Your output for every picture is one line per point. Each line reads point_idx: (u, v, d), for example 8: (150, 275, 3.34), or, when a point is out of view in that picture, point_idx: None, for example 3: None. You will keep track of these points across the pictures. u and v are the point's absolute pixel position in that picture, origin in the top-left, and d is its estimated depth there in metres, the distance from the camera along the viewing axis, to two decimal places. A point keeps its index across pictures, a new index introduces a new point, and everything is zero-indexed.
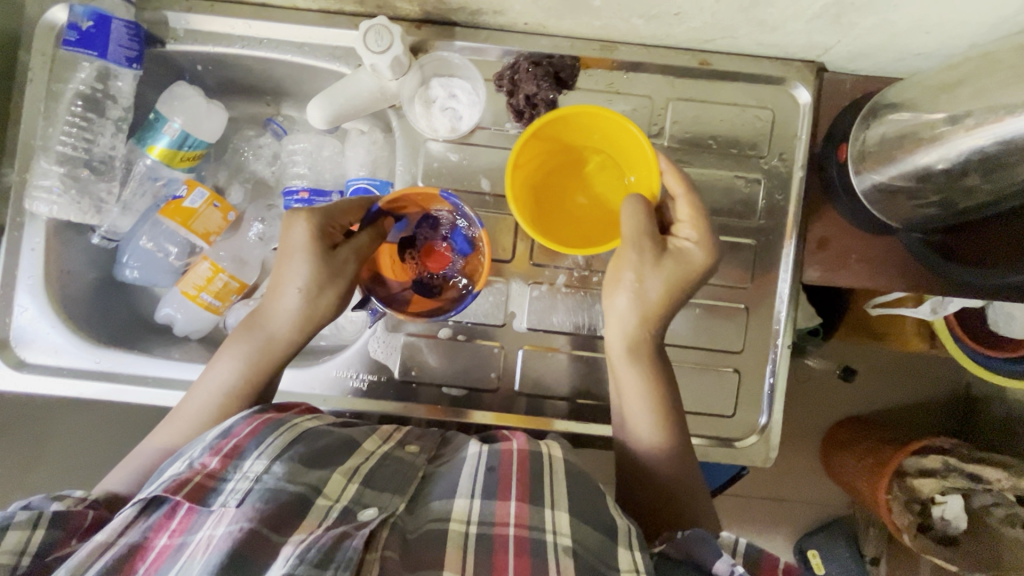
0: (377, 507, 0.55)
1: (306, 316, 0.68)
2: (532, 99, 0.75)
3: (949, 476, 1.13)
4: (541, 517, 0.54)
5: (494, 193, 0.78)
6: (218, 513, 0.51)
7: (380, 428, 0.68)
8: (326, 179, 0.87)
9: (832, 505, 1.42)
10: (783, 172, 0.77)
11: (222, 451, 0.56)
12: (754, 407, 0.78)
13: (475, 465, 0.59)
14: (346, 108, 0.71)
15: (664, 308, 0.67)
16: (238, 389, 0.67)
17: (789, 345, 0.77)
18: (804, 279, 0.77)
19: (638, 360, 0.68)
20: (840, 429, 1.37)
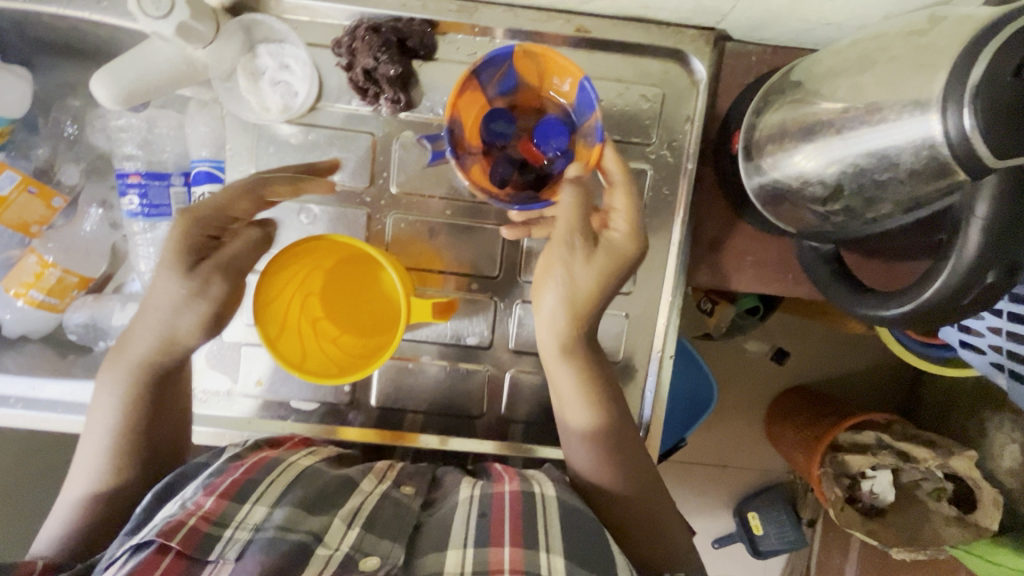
0: (379, 555, 0.53)
1: (176, 340, 0.60)
2: (373, 74, 0.61)
3: (879, 453, 1.11)
4: (534, 560, 0.52)
5: (342, 183, 0.67)
6: (215, 567, 0.49)
7: (374, 466, 0.69)
8: (164, 160, 0.76)
9: (757, 480, 1.42)
10: (673, 162, 0.66)
11: (217, 491, 0.55)
12: (630, 421, 0.72)
13: (467, 513, 0.58)
14: (140, 84, 0.58)
15: (595, 304, 0.58)
16: (125, 422, 0.60)
17: (671, 356, 0.71)
18: (690, 284, 0.70)
19: (587, 402, 0.61)
20: (785, 396, 1.33)
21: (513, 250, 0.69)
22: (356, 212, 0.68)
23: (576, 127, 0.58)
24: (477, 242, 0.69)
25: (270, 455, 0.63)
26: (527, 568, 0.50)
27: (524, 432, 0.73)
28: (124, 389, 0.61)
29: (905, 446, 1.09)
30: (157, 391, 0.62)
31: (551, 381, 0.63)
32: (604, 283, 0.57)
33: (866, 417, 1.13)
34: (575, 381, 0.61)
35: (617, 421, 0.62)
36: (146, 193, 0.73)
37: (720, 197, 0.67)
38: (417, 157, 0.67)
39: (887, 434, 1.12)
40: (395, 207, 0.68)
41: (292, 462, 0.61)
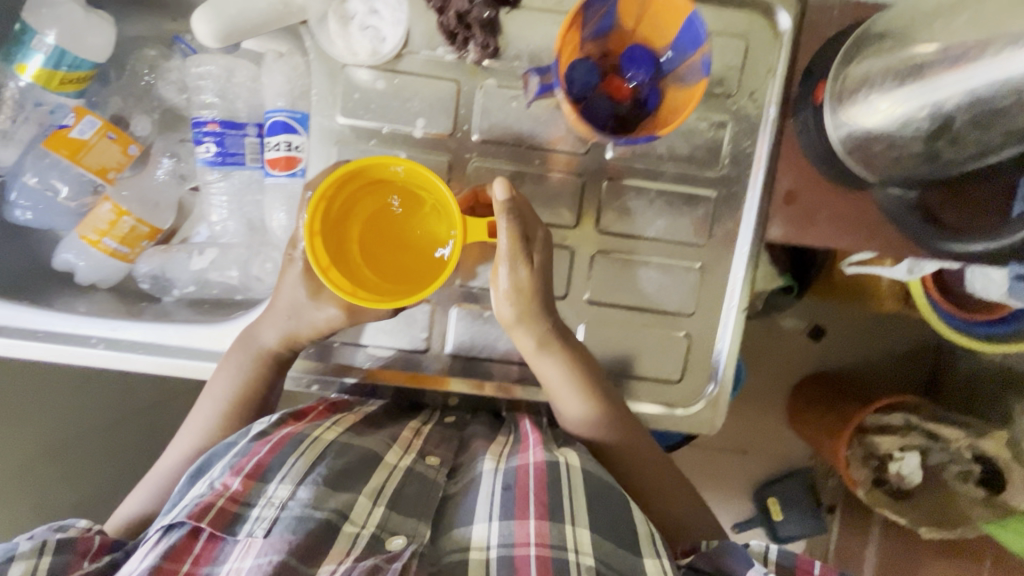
0: (405, 534, 0.58)
1: (298, 336, 0.68)
2: (465, 19, 0.64)
3: (908, 433, 1.12)
4: (562, 535, 0.57)
5: (425, 130, 0.68)
6: (244, 544, 0.55)
7: (400, 434, 0.70)
8: (239, 109, 0.76)
9: (788, 462, 1.42)
10: (753, 114, 0.68)
11: (242, 472, 0.59)
12: (703, 372, 0.73)
13: (493, 486, 0.62)
14: (240, 20, 0.61)
15: (535, 297, 0.64)
16: (238, 395, 0.69)
17: (746, 309, 0.71)
18: (766, 238, 0.70)
19: (581, 402, 0.68)
20: (807, 385, 1.35)
21: (592, 199, 0.69)
22: (440, 157, 0.68)
23: (668, 68, 0.59)
24: (555, 191, 0.69)
25: (295, 430, 0.64)
26: (554, 543, 0.56)
27: None
28: (245, 371, 0.69)
29: (933, 426, 1.11)
30: (270, 376, 0.69)
31: (540, 377, 0.68)
32: (538, 297, 0.64)
33: (890, 400, 1.14)
34: (561, 375, 0.67)
35: (611, 406, 0.69)
36: (223, 140, 0.73)
37: (799, 148, 0.68)
38: (500, 106, 0.67)
39: (916, 415, 1.13)
40: (477, 154, 0.68)
41: (315, 434, 0.63)
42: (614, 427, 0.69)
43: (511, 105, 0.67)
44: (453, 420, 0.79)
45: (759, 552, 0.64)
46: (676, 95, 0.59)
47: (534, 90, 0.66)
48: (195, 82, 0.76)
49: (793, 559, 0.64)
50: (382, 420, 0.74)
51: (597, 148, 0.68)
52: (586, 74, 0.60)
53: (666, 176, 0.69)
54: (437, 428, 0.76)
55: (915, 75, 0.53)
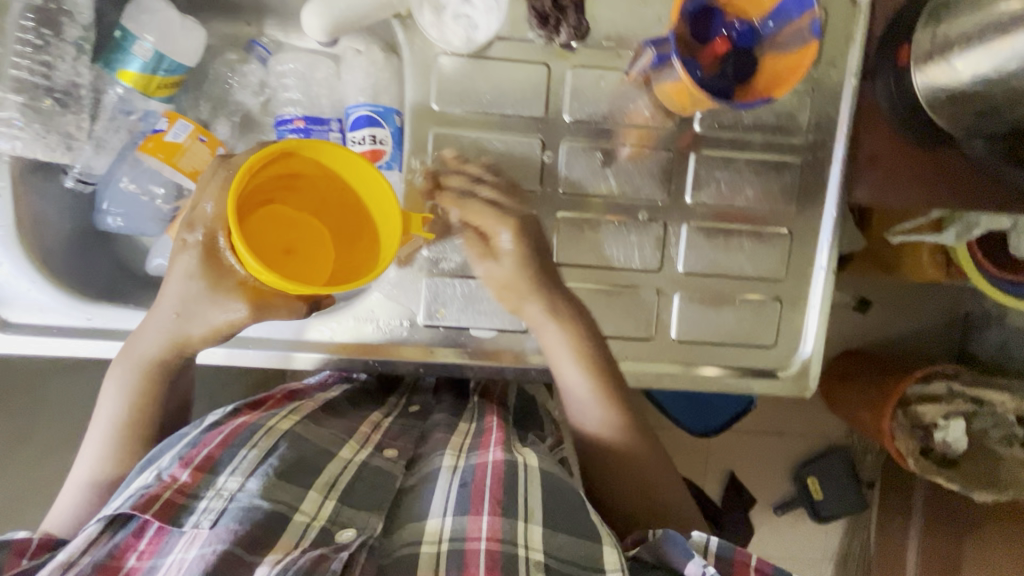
0: (356, 527, 0.60)
1: (187, 340, 0.66)
2: (559, 2, 0.67)
3: (951, 400, 1.15)
4: (512, 530, 0.59)
5: (516, 113, 0.70)
6: (190, 535, 0.56)
7: (358, 429, 0.74)
8: (324, 106, 0.78)
9: (829, 435, 1.45)
10: (835, 81, 0.71)
11: (192, 466, 0.62)
12: (795, 334, 0.74)
13: (449, 484, 0.64)
14: (348, 15, 0.68)
15: (528, 281, 0.71)
16: (128, 416, 0.68)
17: (835, 270, 0.72)
18: (851, 201, 0.72)
19: (602, 417, 0.74)
20: (838, 363, 1.37)
21: (679, 171, 0.71)
22: (532, 140, 0.70)
23: (767, 35, 0.62)
24: (643, 165, 0.71)
25: (247, 423, 0.67)
26: (504, 538, 0.58)
27: (692, 355, 0.73)
28: (129, 387, 0.68)
29: (977, 392, 1.14)
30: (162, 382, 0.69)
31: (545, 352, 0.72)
32: (530, 282, 0.71)
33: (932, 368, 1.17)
34: (569, 351, 0.71)
35: (605, 380, 0.72)
36: (309, 137, 0.75)
37: (880, 112, 0.70)
38: (591, 86, 0.70)
39: (956, 383, 1.16)
40: (567, 134, 0.70)
41: (269, 425, 0.67)
42: (608, 410, 0.73)
43: (600, 84, 0.69)
44: (416, 409, 0.87)
45: (700, 544, 0.62)
46: (779, 59, 0.61)
47: (651, 62, 0.65)
48: (277, 81, 0.78)
49: (730, 553, 0.61)
50: (345, 410, 0.79)
51: (684, 121, 0.70)
52: (694, 37, 0.62)
53: (753, 146, 0.71)
54: (397, 420, 0.81)
55: (1007, 31, 0.54)
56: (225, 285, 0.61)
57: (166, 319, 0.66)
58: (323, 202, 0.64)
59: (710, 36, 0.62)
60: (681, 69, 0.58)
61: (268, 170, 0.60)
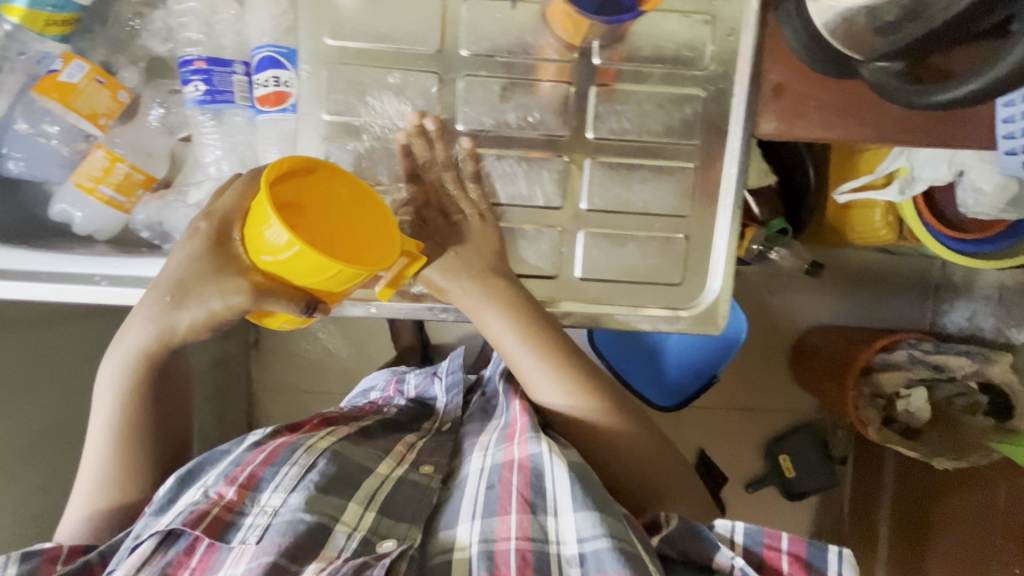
0: (396, 538, 0.65)
1: (170, 336, 0.66)
2: None
3: (913, 368, 1.13)
4: (541, 529, 0.63)
5: (412, 46, 0.69)
6: (238, 550, 0.62)
7: (393, 447, 0.78)
8: (226, 48, 0.76)
9: (800, 413, 1.43)
10: (736, 10, 0.69)
11: (235, 483, 0.67)
12: (704, 272, 0.73)
13: (479, 486, 0.69)
14: None
15: (482, 267, 0.70)
16: (115, 420, 0.71)
17: (741, 206, 0.71)
18: (758, 133, 0.69)
19: (566, 402, 0.74)
20: (812, 335, 1.36)
21: (582, 105, 0.70)
22: (430, 75, 0.69)
23: None
24: (546, 102, 0.70)
25: (287, 441, 0.73)
26: (533, 536, 0.62)
27: (597, 292, 0.73)
28: (119, 388, 0.70)
29: (938, 359, 1.12)
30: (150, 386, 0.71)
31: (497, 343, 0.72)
32: (472, 268, 0.70)
33: (896, 337, 1.16)
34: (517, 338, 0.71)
35: (572, 369, 0.73)
36: (210, 78, 0.74)
37: (785, 41, 0.69)
38: (488, 19, 0.68)
39: (919, 350, 1.15)
40: (466, 68, 0.69)
41: (308, 443, 0.72)
42: (584, 394, 0.74)
43: (495, 16, 0.68)
44: (450, 426, 0.86)
45: (725, 534, 0.66)
46: None
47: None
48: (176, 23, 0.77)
49: (758, 538, 0.65)
50: (378, 433, 0.81)
51: (584, 53, 0.69)
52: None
53: (654, 78, 0.70)
54: (431, 438, 0.83)
55: None
56: (227, 273, 0.61)
57: (166, 309, 0.64)
58: (333, 218, 0.60)
59: None
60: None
61: (307, 182, 0.60)
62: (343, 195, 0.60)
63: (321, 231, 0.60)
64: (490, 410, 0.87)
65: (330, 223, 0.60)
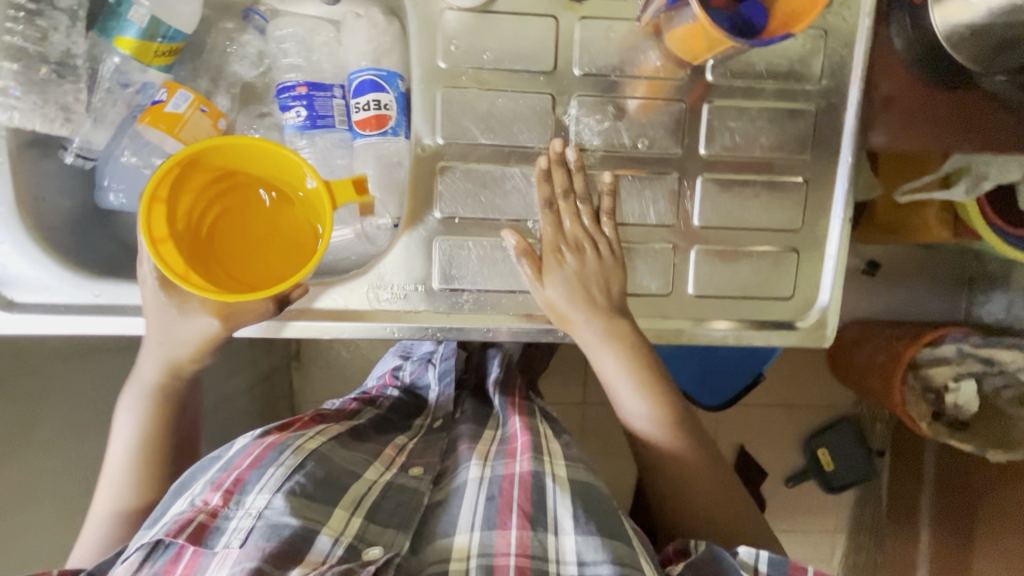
0: (382, 546, 0.59)
1: (178, 359, 0.71)
2: None
3: (962, 362, 1.12)
4: (544, 545, 0.57)
5: (525, 68, 0.68)
6: (220, 555, 0.55)
7: (381, 453, 0.74)
8: (325, 71, 0.76)
9: (837, 406, 1.43)
10: (848, 23, 0.69)
11: (221, 488, 0.61)
12: (813, 284, 0.73)
13: (477, 496, 0.63)
14: None
15: (582, 283, 0.69)
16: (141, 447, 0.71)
17: (852, 218, 0.71)
18: (868, 144, 0.71)
19: (647, 411, 0.72)
20: (849, 328, 1.35)
21: (692, 122, 0.70)
22: (542, 95, 0.69)
23: None
24: (658, 119, 0.70)
25: (279, 441, 0.67)
26: (536, 554, 0.56)
27: (711, 309, 0.73)
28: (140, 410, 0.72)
29: (987, 351, 1.10)
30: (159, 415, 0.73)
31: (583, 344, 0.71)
32: (576, 286, 0.69)
33: (941, 331, 1.14)
34: (599, 335, 0.70)
35: (651, 378, 0.72)
36: (312, 103, 0.72)
37: (896, 53, 0.69)
38: (600, 39, 0.68)
39: (967, 343, 1.13)
40: (579, 88, 0.69)
41: (298, 443, 0.66)
42: (659, 404, 0.72)
43: (608, 35, 0.68)
44: (441, 423, 0.86)
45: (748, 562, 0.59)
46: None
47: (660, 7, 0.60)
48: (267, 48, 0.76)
49: (784, 569, 0.58)
50: (370, 433, 0.79)
51: (697, 71, 0.69)
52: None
53: (766, 94, 0.70)
54: (420, 440, 0.81)
55: None
56: (192, 307, 0.68)
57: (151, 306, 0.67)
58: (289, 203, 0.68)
59: None
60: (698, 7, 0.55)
61: (212, 190, 0.67)
62: (254, 191, 0.69)
63: (247, 249, 0.68)
64: (481, 414, 0.86)
65: (261, 222, 0.69)
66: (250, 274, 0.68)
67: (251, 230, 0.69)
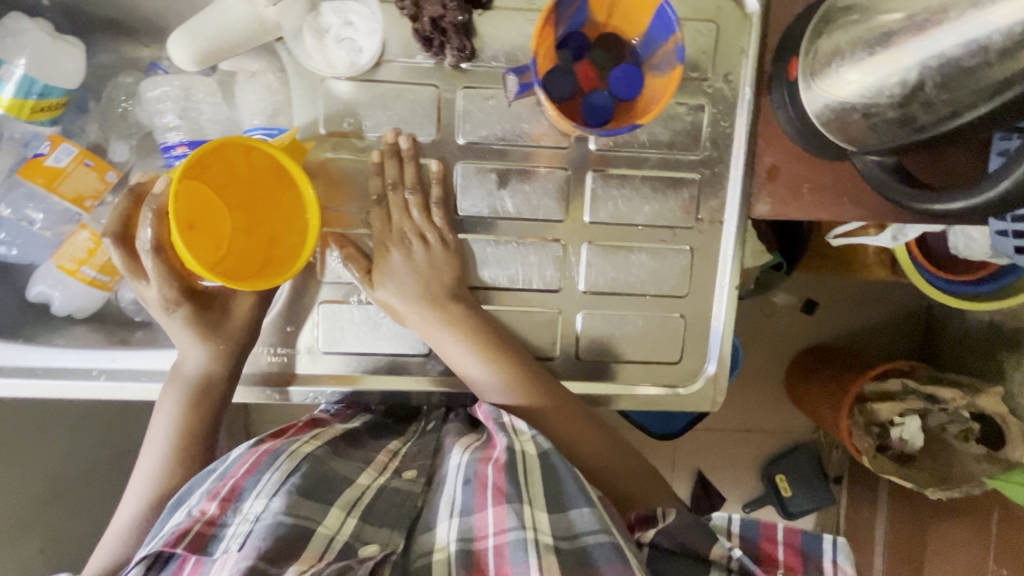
0: (379, 543, 0.55)
1: (241, 345, 0.69)
2: (439, 24, 0.64)
3: (907, 399, 1.08)
4: (519, 516, 0.53)
5: (408, 135, 0.68)
6: (220, 559, 0.51)
7: (376, 456, 0.68)
8: (206, 127, 0.76)
9: (796, 432, 1.35)
10: (729, 95, 0.69)
11: (218, 495, 0.57)
12: (700, 351, 0.74)
13: (455, 483, 0.59)
14: (217, 44, 0.61)
15: (439, 274, 0.69)
16: (182, 430, 0.68)
17: (737, 286, 0.71)
18: (753, 214, 0.71)
19: (492, 375, 0.68)
20: (803, 357, 1.30)
21: (577, 191, 0.70)
22: (424, 161, 0.69)
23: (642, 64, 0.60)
24: (543, 186, 0.70)
25: (272, 447, 0.63)
26: (512, 527, 0.52)
27: (596, 372, 0.74)
28: (181, 407, 0.68)
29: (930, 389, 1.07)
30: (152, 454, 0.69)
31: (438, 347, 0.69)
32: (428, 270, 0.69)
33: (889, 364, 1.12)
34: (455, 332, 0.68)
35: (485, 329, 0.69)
36: None
37: (778, 124, 0.69)
38: (484, 107, 0.68)
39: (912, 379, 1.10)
40: (462, 155, 0.69)
41: (290, 449, 0.62)
42: (515, 386, 0.68)
43: (489, 105, 0.68)
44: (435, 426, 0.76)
45: (722, 526, 0.62)
46: (650, 96, 0.59)
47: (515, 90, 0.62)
48: (155, 107, 0.75)
49: (756, 530, 0.61)
50: (365, 439, 0.71)
51: (580, 141, 0.69)
52: (561, 62, 0.60)
53: (649, 163, 0.70)
54: (414, 441, 0.72)
55: (884, 46, 0.53)
56: (236, 298, 0.70)
57: (190, 319, 0.68)
58: (256, 193, 0.68)
59: (584, 59, 0.61)
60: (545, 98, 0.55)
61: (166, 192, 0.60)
62: (210, 178, 0.65)
63: (206, 233, 0.65)
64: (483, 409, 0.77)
65: (222, 211, 0.67)
66: (225, 257, 0.66)
67: (208, 218, 0.66)
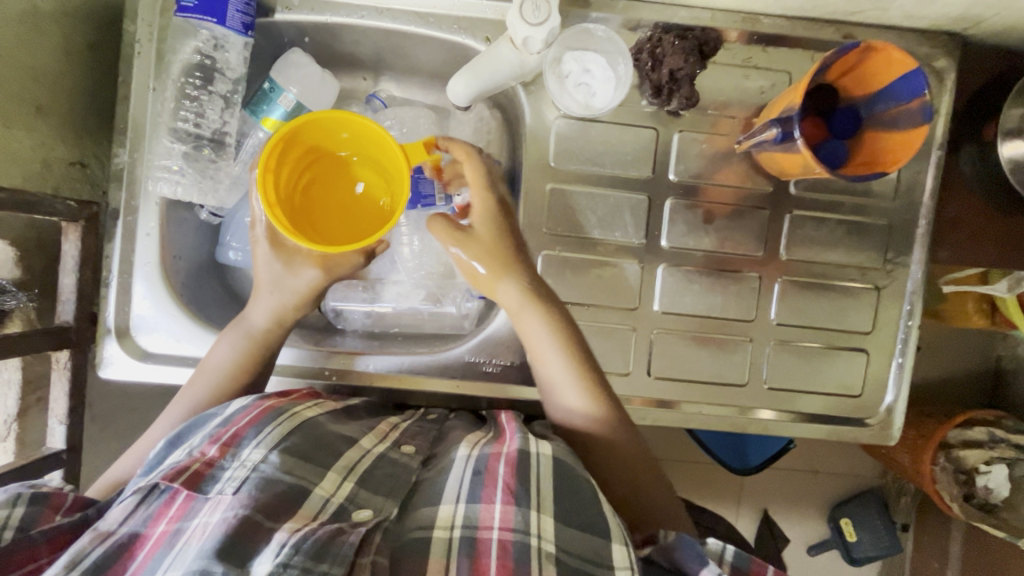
0: (373, 509, 0.54)
1: (308, 301, 0.73)
2: (675, 75, 0.71)
3: (996, 447, 0.97)
4: (525, 519, 0.53)
5: (625, 172, 0.75)
6: (214, 500, 0.50)
7: (378, 425, 0.67)
8: None
9: (862, 475, 1.18)
10: (919, 150, 0.75)
11: (219, 440, 0.56)
12: (880, 387, 0.78)
13: (462, 470, 0.58)
14: (489, 84, 0.70)
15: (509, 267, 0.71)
16: (234, 369, 0.69)
17: (919, 324, 0.77)
18: (934, 259, 0.77)
19: (576, 384, 0.68)
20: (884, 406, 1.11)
21: (775, 229, 0.76)
22: (636, 195, 0.75)
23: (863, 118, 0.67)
24: (742, 223, 0.76)
25: (275, 404, 0.61)
26: (517, 528, 0.52)
27: (781, 400, 0.78)
28: (241, 349, 0.70)
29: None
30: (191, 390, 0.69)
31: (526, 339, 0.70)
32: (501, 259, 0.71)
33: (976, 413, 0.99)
34: (552, 338, 0.69)
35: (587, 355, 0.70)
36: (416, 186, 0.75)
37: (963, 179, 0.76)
38: (694, 149, 0.75)
39: (1000, 427, 0.98)
40: (671, 191, 0.76)
41: (293, 411, 0.61)
42: (593, 401, 0.68)
43: (701, 148, 0.75)
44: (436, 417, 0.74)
45: (714, 552, 0.57)
46: (874, 146, 0.66)
47: (773, 138, 0.65)
48: None
49: (747, 562, 0.56)
50: (362, 414, 0.70)
51: (779, 184, 0.76)
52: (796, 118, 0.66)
53: (843, 208, 0.76)
54: (415, 423, 0.71)
55: None
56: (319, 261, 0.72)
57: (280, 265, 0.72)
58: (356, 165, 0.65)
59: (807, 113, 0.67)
60: (802, 145, 0.60)
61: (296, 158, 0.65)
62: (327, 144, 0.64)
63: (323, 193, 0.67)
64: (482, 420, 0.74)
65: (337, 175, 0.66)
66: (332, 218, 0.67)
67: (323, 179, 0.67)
